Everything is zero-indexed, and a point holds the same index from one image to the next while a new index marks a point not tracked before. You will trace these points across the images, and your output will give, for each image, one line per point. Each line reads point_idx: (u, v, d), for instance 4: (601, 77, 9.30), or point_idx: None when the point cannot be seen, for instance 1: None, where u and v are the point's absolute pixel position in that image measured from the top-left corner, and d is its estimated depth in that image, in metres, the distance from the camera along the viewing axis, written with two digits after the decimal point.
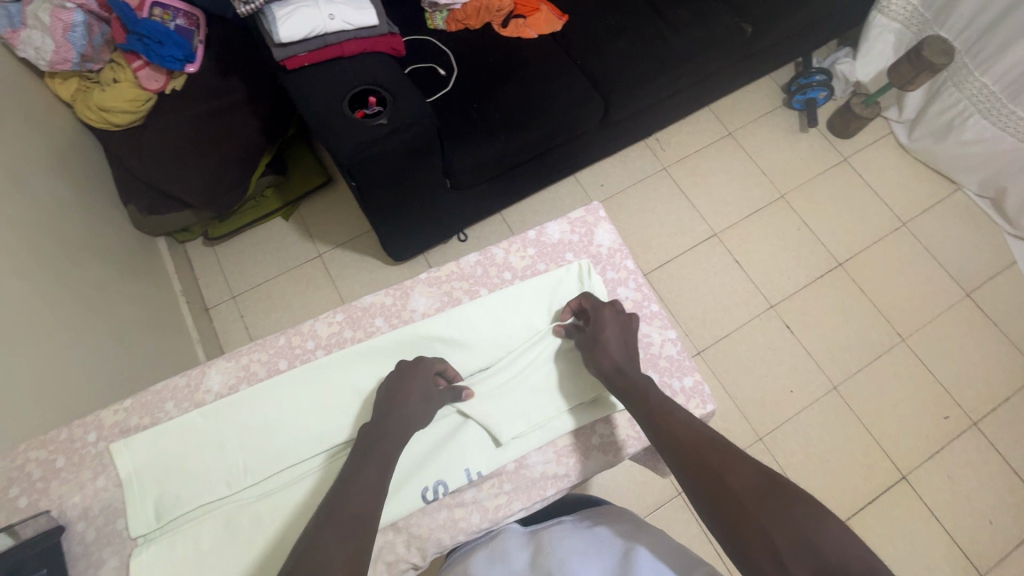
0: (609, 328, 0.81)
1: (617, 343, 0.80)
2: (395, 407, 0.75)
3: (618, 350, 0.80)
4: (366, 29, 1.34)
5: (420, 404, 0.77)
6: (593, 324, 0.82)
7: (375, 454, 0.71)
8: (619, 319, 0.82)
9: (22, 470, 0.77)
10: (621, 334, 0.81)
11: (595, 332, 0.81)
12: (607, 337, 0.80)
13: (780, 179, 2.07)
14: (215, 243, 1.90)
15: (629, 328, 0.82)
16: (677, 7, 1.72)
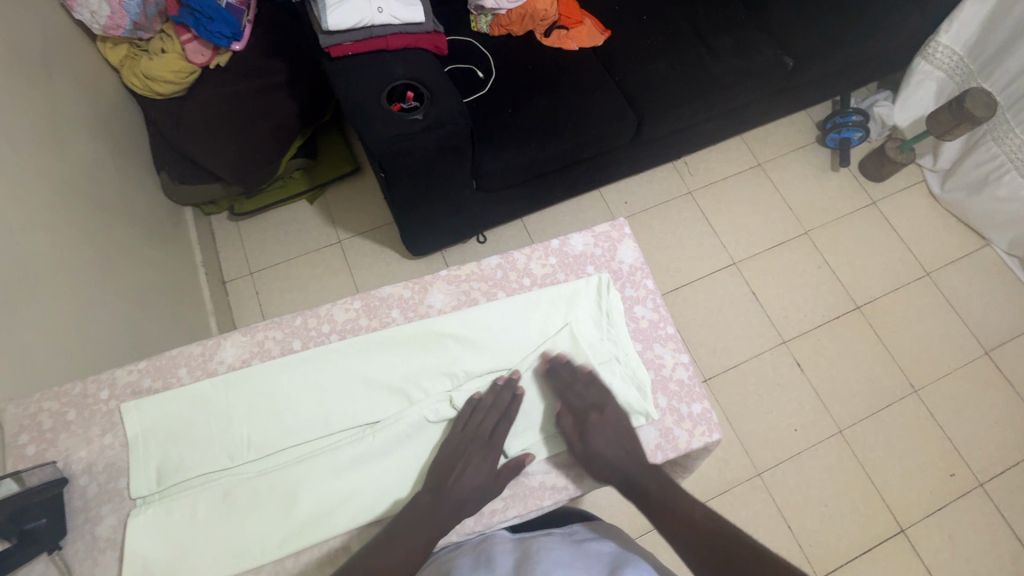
0: (600, 434, 0.77)
1: (611, 442, 0.77)
2: (452, 482, 0.74)
3: (613, 450, 0.77)
4: (412, 25, 1.36)
5: (478, 483, 0.75)
6: (583, 430, 0.78)
7: (420, 530, 0.71)
8: (603, 415, 0.79)
9: (34, 419, 0.78)
10: (613, 431, 0.78)
11: (589, 441, 0.77)
12: (602, 449, 0.76)
13: (806, 215, 2.05)
14: (240, 218, 1.94)
15: (615, 422, 0.79)
16: (721, 33, 1.72)
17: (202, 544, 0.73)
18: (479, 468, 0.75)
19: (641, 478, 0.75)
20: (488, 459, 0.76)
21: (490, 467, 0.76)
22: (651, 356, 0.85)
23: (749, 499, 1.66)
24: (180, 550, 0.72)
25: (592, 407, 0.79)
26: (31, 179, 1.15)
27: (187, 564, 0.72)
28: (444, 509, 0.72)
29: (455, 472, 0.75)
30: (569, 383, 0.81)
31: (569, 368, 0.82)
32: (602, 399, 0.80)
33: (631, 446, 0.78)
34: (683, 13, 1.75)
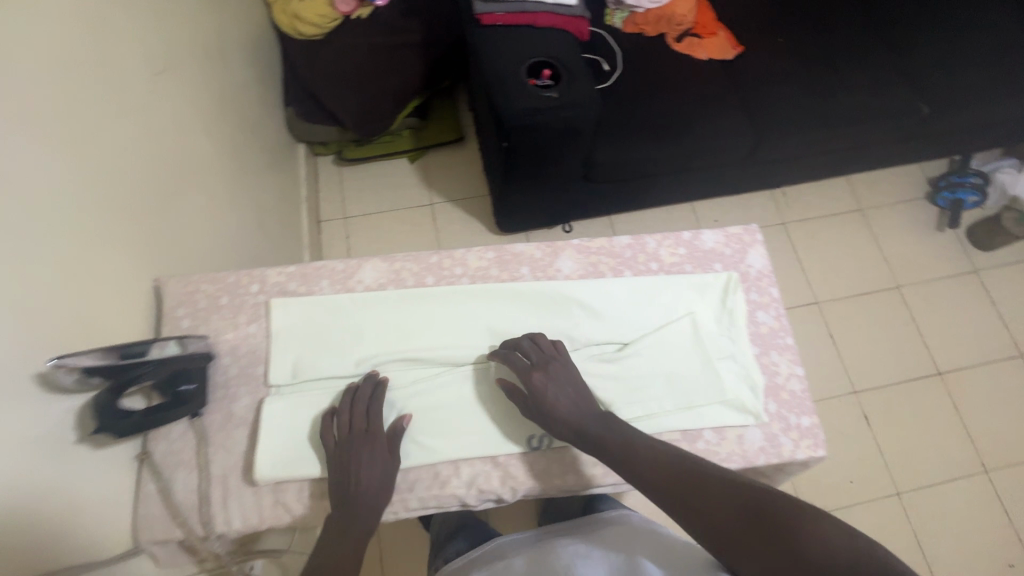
0: (550, 391, 0.76)
1: (565, 402, 0.76)
2: (359, 482, 0.71)
3: (569, 410, 0.75)
4: (562, 7, 1.40)
5: (383, 475, 0.73)
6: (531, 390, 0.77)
7: (350, 529, 0.69)
8: (552, 373, 0.78)
9: (191, 296, 0.85)
10: (561, 388, 0.77)
11: (538, 402, 0.76)
12: (549, 407, 0.76)
13: (900, 269, 1.98)
14: (344, 164, 2.03)
15: (566, 379, 0.78)
16: (856, 66, 1.68)
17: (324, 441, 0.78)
18: (383, 465, 0.73)
19: (597, 433, 0.74)
20: (379, 452, 0.74)
21: (385, 458, 0.74)
22: (767, 362, 0.86)
23: None
24: (305, 443, 0.78)
25: (537, 367, 0.78)
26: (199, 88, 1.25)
27: (308, 457, 0.77)
28: (361, 508, 0.70)
29: (352, 473, 0.72)
30: (518, 347, 0.81)
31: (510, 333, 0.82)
32: (549, 358, 0.79)
33: (585, 403, 0.76)
34: (820, 40, 1.72)
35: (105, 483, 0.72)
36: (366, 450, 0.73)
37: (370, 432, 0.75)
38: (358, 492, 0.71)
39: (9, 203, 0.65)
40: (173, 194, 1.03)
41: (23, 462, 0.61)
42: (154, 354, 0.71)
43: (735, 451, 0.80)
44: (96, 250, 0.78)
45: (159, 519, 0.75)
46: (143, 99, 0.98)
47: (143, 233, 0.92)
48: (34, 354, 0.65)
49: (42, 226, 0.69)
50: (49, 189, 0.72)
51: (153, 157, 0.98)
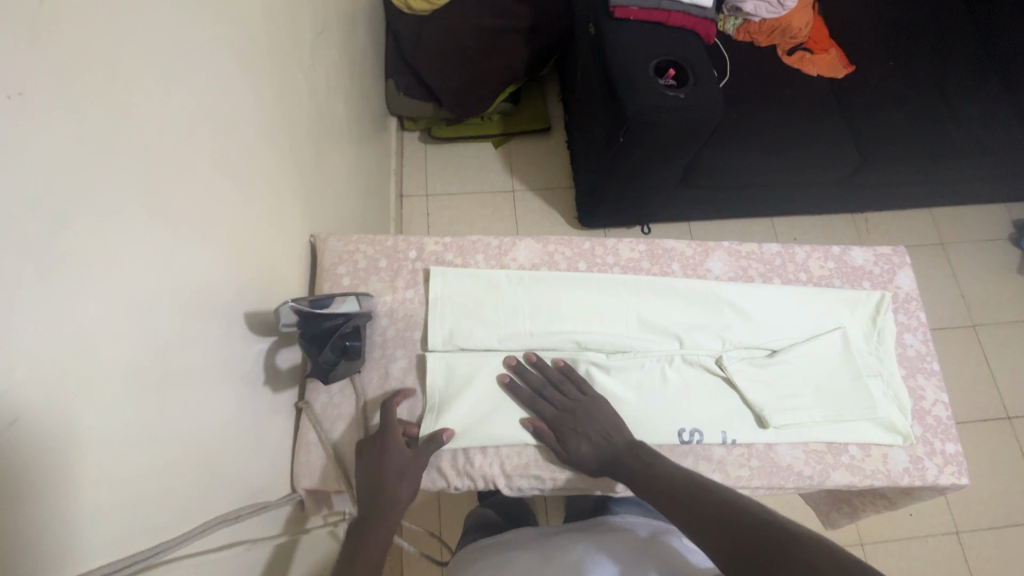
0: (577, 436, 0.79)
1: (591, 439, 0.78)
2: (380, 486, 0.73)
3: (593, 450, 0.78)
4: (697, 8, 1.41)
5: (409, 484, 0.74)
6: (562, 435, 0.79)
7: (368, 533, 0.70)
8: (578, 415, 0.80)
9: (352, 256, 0.89)
10: (592, 431, 0.79)
11: (568, 445, 0.79)
12: (580, 451, 0.78)
13: (978, 308, 1.93)
14: (430, 142, 2.03)
15: (592, 416, 0.80)
16: (967, 99, 1.65)
17: (483, 410, 0.83)
18: (400, 463, 0.75)
19: (624, 460, 0.76)
20: (401, 454, 0.75)
21: (406, 460, 0.75)
22: (913, 385, 0.90)
23: None
24: (467, 411, 0.82)
25: (566, 411, 0.80)
26: (342, 52, 1.28)
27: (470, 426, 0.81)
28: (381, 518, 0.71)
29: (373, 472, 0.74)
30: (543, 393, 0.82)
31: (537, 376, 0.84)
32: (573, 397, 0.81)
33: (612, 437, 0.78)
34: (933, 70, 1.70)
35: (276, 427, 0.77)
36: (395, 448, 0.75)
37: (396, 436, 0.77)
38: (381, 499, 0.72)
39: (232, 149, 0.68)
40: (321, 154, 1.04)
41: (229, 396, 0.65)
42: (330, 309, 0.73)
43: (880, 470, 0.83)
44: (278, 202, 0.81)
45: (316, 466, 0.80)
46: (309, 58, 1.00)
47: (307, 188, 0.94)
48: (242, 297, 0.69)
49: (250, 175, 0.72)
50: (255, 138, 0.74)
51: (314, 115, 1.01)
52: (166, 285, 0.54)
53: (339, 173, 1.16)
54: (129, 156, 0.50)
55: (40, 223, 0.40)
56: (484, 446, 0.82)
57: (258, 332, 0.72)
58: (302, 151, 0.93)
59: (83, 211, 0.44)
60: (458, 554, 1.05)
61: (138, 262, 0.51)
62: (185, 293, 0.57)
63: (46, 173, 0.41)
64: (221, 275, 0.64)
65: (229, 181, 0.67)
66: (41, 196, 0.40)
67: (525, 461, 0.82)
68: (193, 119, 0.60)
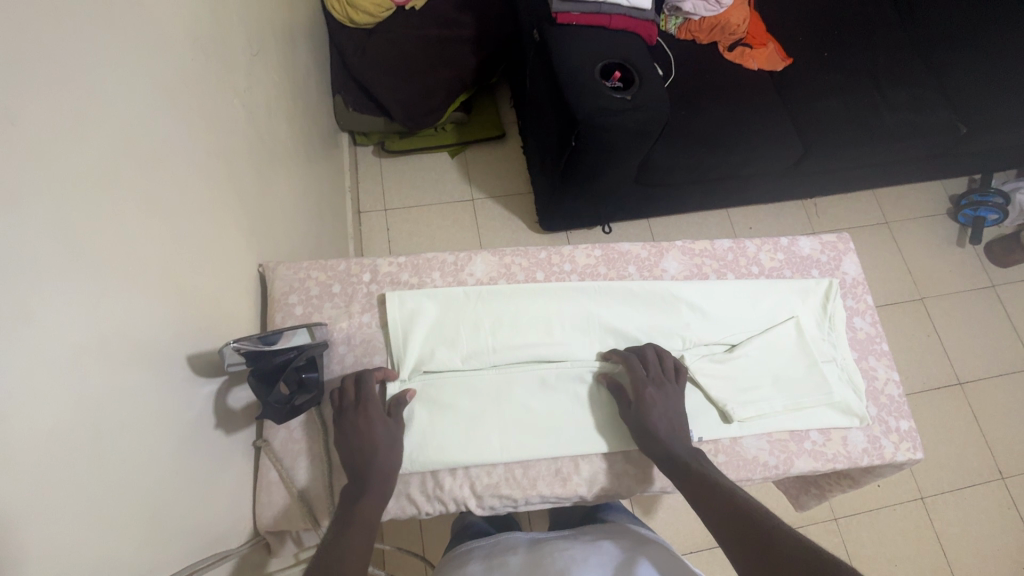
0: (659, 409, 0.79)
1: (663, 420, 0.79)
2: (369, 453, 0.73)
3: (666, 428, 0.78)
4: (636, 10, 1.44)
5: (392, 448, 0.75)
6: (646, 400, 0.80)
7: (363, 496, 0.70)
8: (666, 394, 0.81)
9: (303, 283, 0.86)
10: (671, 411, 0.80)
11: (647, 411, 0.79)
12: (657, 422, 0.78)
13: (923, 281, 2.03)
14: (384, 156, 2.00)
15: (678, 402, 0.82)
16: (898, 85, 1.73)
17: (448, 434, 0.81)
18: (384, 428, 0.76)
19: (685, 458, 0.76)
20: (378, 420, 0.76)
21: (384, 426, 0.76)
22: (866, 366, 0.93)
23: (821, 540, 1.63)
24: (436, 435, 0.81)
25: (657, 385, 0.82)
26: (284, 72, 1.24)
27: (437, 452, 0.80)
28: (374, 481, 0.72)
29: (354, 442, 0.74)
30: (645, 360, 0.84)
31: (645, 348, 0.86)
32: (670, 379, 0.83)
33: (681, 431, 0.79)
34: (863, 59, 1.77)
35: (233, 470, 0.74)
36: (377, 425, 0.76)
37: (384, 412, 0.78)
38: (369, 466, 0.73)
39: (160, 184, 0.65)
40: (265, 178, 1.01)
41: (177, 445, 0.62)
42: (280, 344, 0.71)
43: (841, 452, 0.86)
44: (220, 234, 0.78)
45: (279, 506, 0.77)
46: (244, 81, 0.96)
47: (252, 216, 0.91)
48: (183, 339, 0.65)
49: (183, 211, 0.69)
50: (189, 172, 0.71)
51: (255, 140, 0.98)
52: (90, 338, 0.50)
53: (286, 196, 1.13)
54: (35, 205, 0.46)
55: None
56: (453, 469, 0.81)
57: (204, 373, 0.69)
58: (243, 179, 0.90)
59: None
60: (442, 559, 1.02)
61: (60, 317, 0.47)
62: (118, 344, 0.54)
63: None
64: (158, 321, 0.61)
65: (162, 220, 0.64)
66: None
67: (496, 480, 0.81)
68: (116, 157, 0.57)
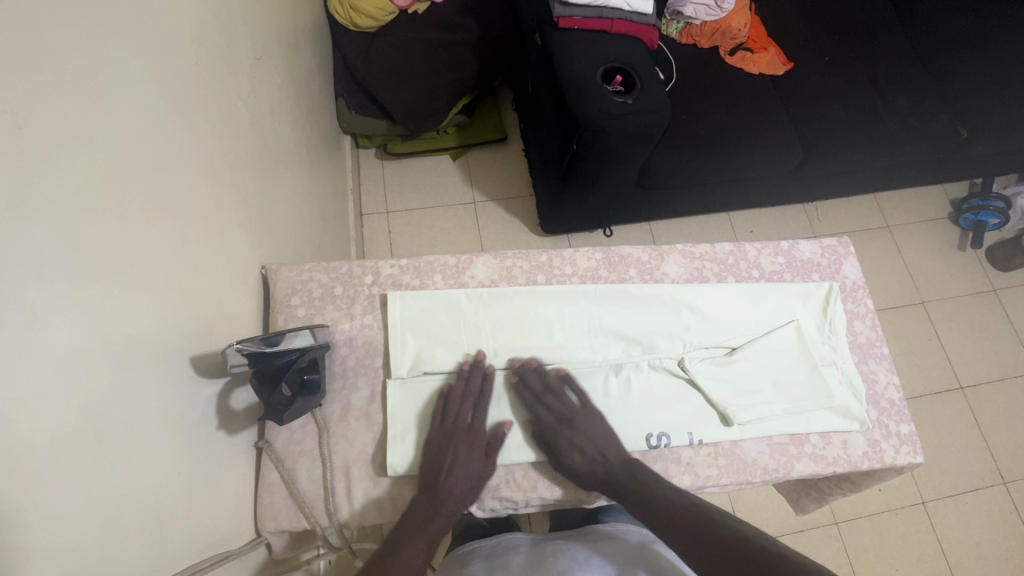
0: (573, 447, 0.80)
1: (587, 454, 0.79)
2: (451, 472, 0.76)
3: (587, 461, 0.79)
4: (638, 15, 1.45)
5: (474, 484, 0.77)
6: (557, 445, 0.80)
7: (434, 514, 0.73)
8: (574, 429, 0.81)
9: (306, 285, 0.87)
10: (588, 444, 0.80)
11: (561, 454, 0.80)
12: (574, 461, 0.79)
13: (924, 285, 2.03)
14: (386, 158, 2.01)
15: (591, 430, 0.81)
16: (899, 89, 1.73)
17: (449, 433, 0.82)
18: (469, 448, 0.79)
19: (622, 479, 0.77)
20: (478, 451, 0.79)
21: (481, 464, 0.79)
22: (867, 370, 0.93)
23: (822, 544, 1.63)
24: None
25: (563, 422, 0.81)
26: (287, 76, 1.25)
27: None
28: (444, 507, 0.74)
29: (444, 468, 0.77)
30: (537, 394, 0.83)
31: (538, 381, 0.84)
32: (574, 411, 0.82)
33: (607, 454, 0.80)
34: (864, 63, 1.77)
35: (234, 471, 0.74)
36: (466, 443, 0.79)
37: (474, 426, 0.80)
38: (443, 483, 0.76)
39: (164, 186, 0.65)
40: (268, 181, 1.01)
41: (180, 445, 0.63)
42: (283, 346, 0.71)
43: (841, 456, 0.86)
44: (223, 236, 0.78)
45: (281, 507, 0.78)
46: (248, 85, 0.97)
47: (255, 218, 0.92)
48: (185, 340, 0.66)
49: (187, 213, 0.69)
50: (193, 174, 0.72)
51: (258, 143, 0.98)
52: (94, 338, 0.51)
53: (288, 199, 1.13)
54: (42, 208, 0.46)
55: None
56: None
57: (207, 374, 0.70)
58: (247, 181, 0.90)
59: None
60: (445, 559, 1.02)
61: (65, 318, 0.48)
62: (122, 346, 0.55)
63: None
64: (162, 322, 0.62)
65: (166, 222, 0.65)
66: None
67: (496, 482, 0.81)
68: (121, 160, 0.57)
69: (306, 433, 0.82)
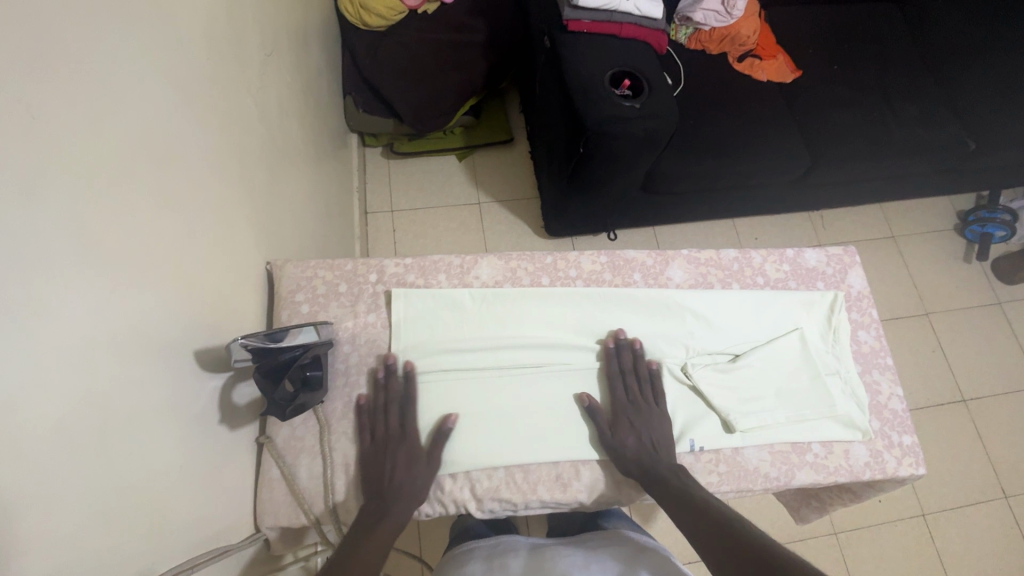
0: (631, 430, 0.81)
1: (640, 440, 0.81)
2: (392, 472, 0.76)
3: (637, 446, 0.80)
4: (647, 20, 1.45)
5: (423, 485, 0.77)
6: (618, 423, 0.82)
7: (382, 515, 0.72)
8: (641, 416, 0.83)
9: (310, 282, 0.87)
10: (648, 430, 0.82)
11: (619, 433, 0.81)
12: (626, 443, 0.80)
13: (929, 296, 2.02)
14: (393, 157, 2.01)
15: (655, 422, 0.83)
16: (907, 99, 1.73)
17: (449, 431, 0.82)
18: (404, 446, 0.78)
19: (662, 473, 0.77)
20: (421, 452, 0.79)
21: (425, 464, 0.78)
22: (870, 380, 0.93)
23: (821, 554, 1.62)
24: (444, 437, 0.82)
25: (636, 407, 0.83)
26: (296, 73, 1.25)
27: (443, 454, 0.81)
28: (395, 505, 0.73)
29: (392, 469, 0.76)
30: (624, 370, 0.86)
31: (631, 361, 0.87)
32: (648, 399, 0.84)
33: (659, 448, 0.81)
34: (873, 73, 1.77)
35: (235, 465, 0.74)
36: (399, 444, 0.78)
37: (401, 425, 0.80)
38: (386, 484, 0.75)
39: (171, 180, 0.65)
40: (275, 177, 1.02)
41: (182, 438, 0.63)
42: (286, 342, 0.72)
43: (843, 466, 0.86)
44: (229, 230, 0.78)
45: (280, 503, 0.78)
46: (257, 81, 0.97)
47: (261, 214, 0.92)
48: (189, 334, 0.66)
49: (194, 207, 0.69)
50: (201, 169, 0.72)
51: (266, 139, 0.99)
52: (99, 330, 0.51)
53: (294, 196, 1.13)
54: (53, 199, 0.47)
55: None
56: (454, 473, 0.81)
57: (211, 368, 0.70)
58: (254, 176, 0.91)
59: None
60: (442, 559, 1.02)
61: (72, 310, 0.48)
62: (128, 337, 0.55)
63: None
64: (167, 315, 0.62)
65: (174, 216, 0.65)
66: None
67: (496, 483, 0.81)
68: (131, 154, 0.58)
69: (306, 430, 0.82)
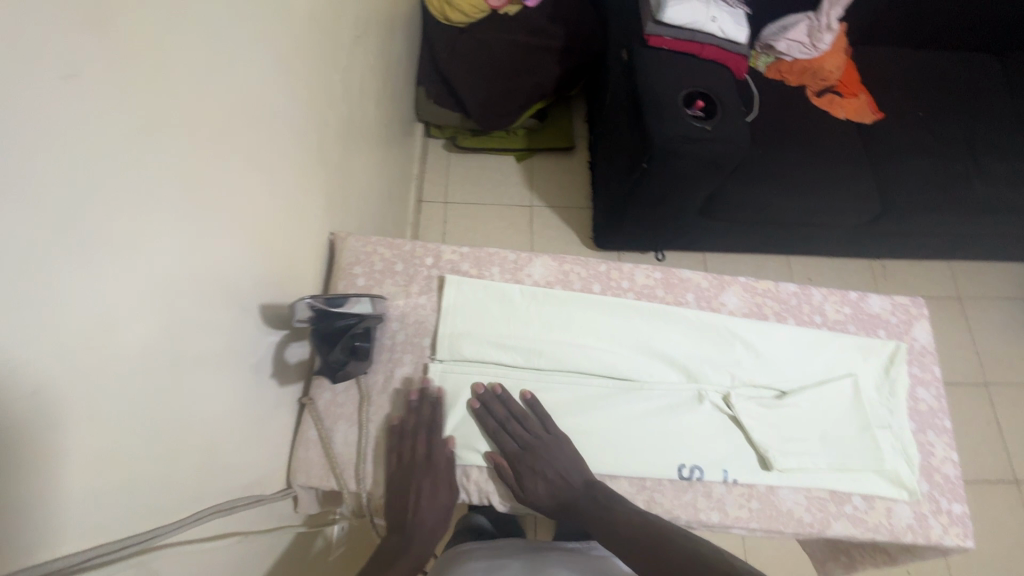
0: (535, 476, 0.78)
1: (548, 480, 0.78)
2: (416, 509, 0.77)
3: (551, 488, 0.78)
4: (730, 43, 1.43)
5: (445, 517, 0.78)
6: (521, 475, 0.79)
7: (404, 553, 0.75)
8: (536, 455, 0.79)
9: (369, 257, 0.90)
10: (554, 471, 0.78)
11: (526, 484, 0.78)
12: (538, 490, 0.78)
13: (991, 365, 1.90)
14: (454, 150, 2.06)
15: (553, 455, 0.79)
16: (995, 155, 1.64)
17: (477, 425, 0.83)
18: (429, 482, 0.78)
19: (584, 503, 0.76)
20: (440, 485, 0.78)
21: (447, 498, 0.79)
22: (923, 440, 0.88)
23: None
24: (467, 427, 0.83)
25: (527, 449, 0.79)
26: (379, 57, 1.30)
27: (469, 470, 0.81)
28: (416, 541, 0.76)
29: (413, 501, 0.77)
30: (500, 420, 0.82)
31: (502, 409, 0.83)
32: (536, 436, 0.80)
33: (570, 478, 0.78)
34: (961, 124, 1.69)
35: (278, 420, 0.77)
36: (424, 479, 0.78)
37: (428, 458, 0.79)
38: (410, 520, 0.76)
39: (262, 143, 0.69)
40: (348, 153, 1.06)
41: (237, 386, 0.66)
42: (345, 309, 0.74)
43: (883, 523, 0.82)
44: (303, 197, 0.82)
45: (314, 464, 0.80)
46: (346, 60, 1.01)
47: (332, 187, 0.96)
48: (257, 288, 0.69)
49: (277, 171, 0.73)
50: (287, 136, 0.76)
51: (346, 116, 1.03)
52: (184, 272, 0.55)
53: (362, 174, 1.17)
54: (162, 144, 0.50)
55: (63, 202, 0.40)
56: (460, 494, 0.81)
57: (272, 324, 0.73)
58: (330, 149, 0.94)
59: (107, 198, 0.44)
60: (446, 551, 1.03)
61: (164, 249, 0.52)
62: (207, 282, 0.58)
63: (70, 152, 0.40)
64: (241, 268, 0.65)
65: (260, 177, 0.69)
66: (63, 178, 0.39)
67: None
68: (233, 114, 0.62)
69: (347, 399, 0.85)
